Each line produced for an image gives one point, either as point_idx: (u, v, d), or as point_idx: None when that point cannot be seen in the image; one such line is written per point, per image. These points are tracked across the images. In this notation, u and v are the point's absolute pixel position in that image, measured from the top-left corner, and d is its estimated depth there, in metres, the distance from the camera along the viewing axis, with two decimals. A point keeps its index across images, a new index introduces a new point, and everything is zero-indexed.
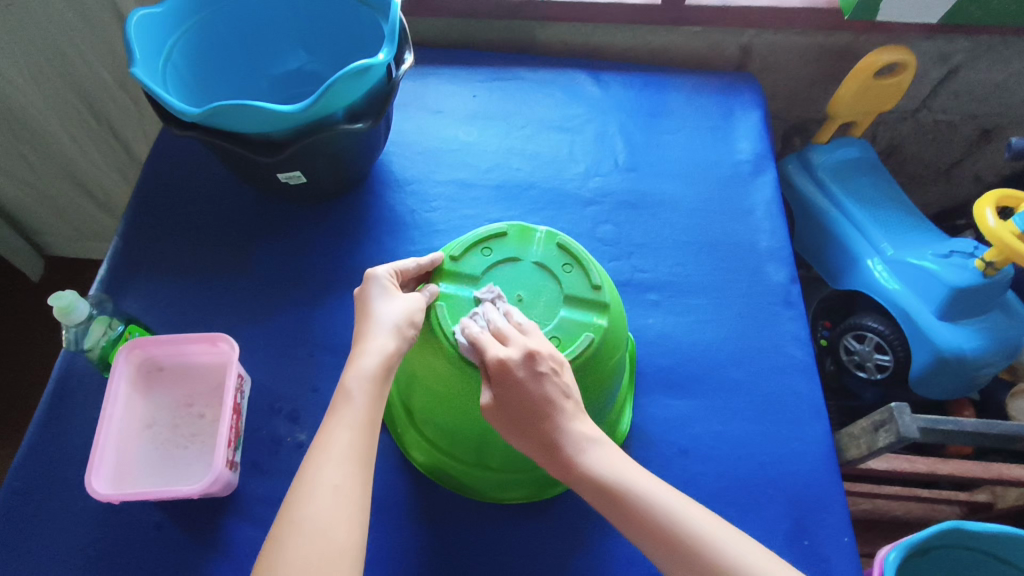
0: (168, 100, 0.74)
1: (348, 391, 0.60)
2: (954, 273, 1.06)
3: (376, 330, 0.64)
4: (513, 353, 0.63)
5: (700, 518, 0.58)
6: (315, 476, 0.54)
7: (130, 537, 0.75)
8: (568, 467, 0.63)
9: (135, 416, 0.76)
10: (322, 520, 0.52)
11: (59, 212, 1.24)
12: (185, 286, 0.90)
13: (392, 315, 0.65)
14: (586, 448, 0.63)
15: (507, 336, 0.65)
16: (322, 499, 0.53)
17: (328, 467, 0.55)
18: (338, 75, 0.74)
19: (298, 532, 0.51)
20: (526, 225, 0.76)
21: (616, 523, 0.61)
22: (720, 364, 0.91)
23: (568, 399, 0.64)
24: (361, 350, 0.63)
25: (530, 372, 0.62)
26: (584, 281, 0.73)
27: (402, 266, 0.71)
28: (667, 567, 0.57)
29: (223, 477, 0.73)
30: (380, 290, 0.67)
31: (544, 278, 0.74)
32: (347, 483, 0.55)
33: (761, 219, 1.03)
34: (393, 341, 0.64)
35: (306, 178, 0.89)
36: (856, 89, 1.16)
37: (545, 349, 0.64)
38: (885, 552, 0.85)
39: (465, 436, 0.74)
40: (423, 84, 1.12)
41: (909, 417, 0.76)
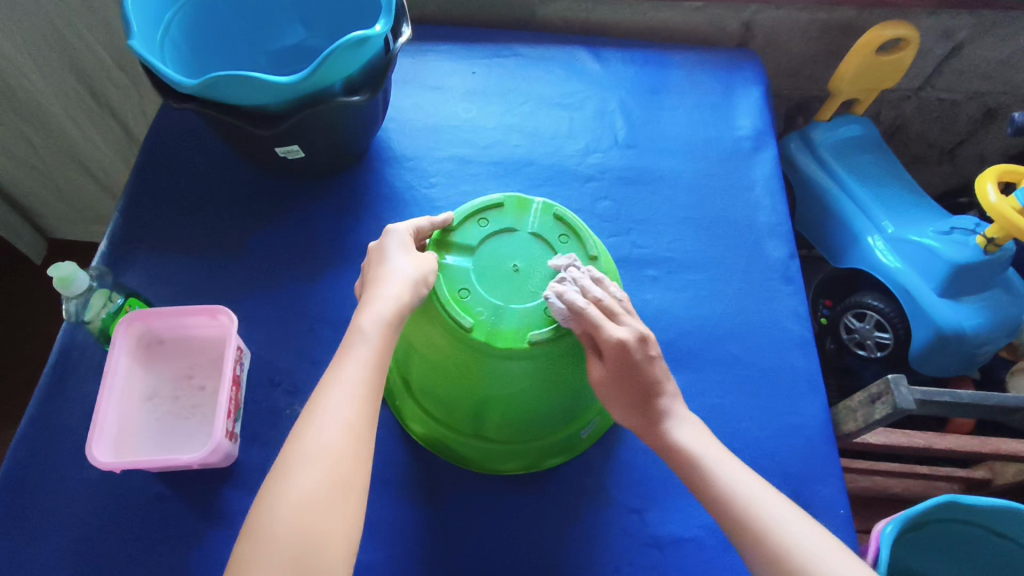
0: (164, 71, 0.74)
1: (364, 331, 0.61)
2: (955, 250, 1.05)
3: (392, 279, 0.64)
4: (628, 334, 0.66)
5: (776, 505, 0.59)
6: (328, 407, 0.55)
7: (133, 507, 0.76)
8: (660, 438, 0.66)
9: (137, 385, 0.77)
10: (333, 454, 0.53)
11: (62, 192, 1.25)
12: (184, 261, 0.90)
13: (408, 267, 0.66)
14: (682, 427, 0.66)
15: (611, 310, 0.68)
16: (332, 428, 0.54)
17: (341, 403, 0.56)
18: (336, 46, 0.74)
19: (309, 462, 0.52)
20: (522, 197, 0.76)
21: (698, 496, 0.63)
22: (719, 339, 0.91)
23: (670, 382, 0.68)
24: (375, 295, 0.63)
25: (645, 354, 0.67)
26: (581, 252, 0.74)
27: (417, 224, 0.72)
28: (742, 544, 0.59)
29: (223, 447, 0.74)
30: (398, 245, 0.68)
31: (541, 249, 0.74)
32: (359, 420, 0.56)
33: (761, 195, 1.02)
34: (409, 291, 0.64)
35: (304, 153, 0.89)
36: (858, 65, 1.15)
37: (649, 330, 0.69)
38: (882, 526, 0.85)
39: (462, 405, 0.75)
40: (422, 60, 1.11)
41: (906, 388, 0.76)
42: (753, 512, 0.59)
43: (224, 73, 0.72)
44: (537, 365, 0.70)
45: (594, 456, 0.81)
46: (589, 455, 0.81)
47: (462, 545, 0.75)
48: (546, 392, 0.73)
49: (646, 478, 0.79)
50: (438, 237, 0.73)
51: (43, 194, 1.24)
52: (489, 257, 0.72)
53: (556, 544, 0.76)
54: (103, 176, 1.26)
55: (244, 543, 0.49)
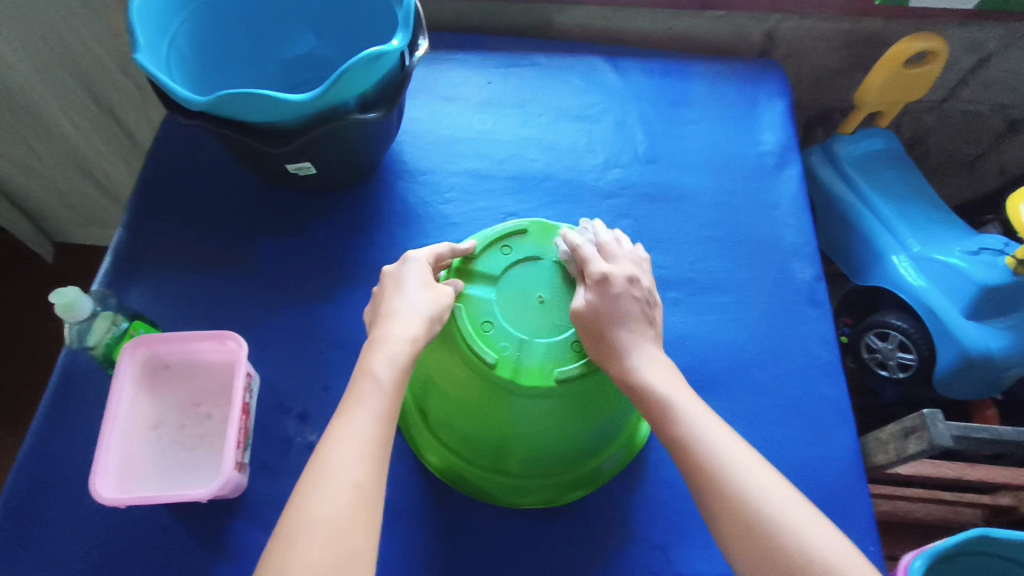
0: (173, 87, 0.71)
1: (377, 376, 0.57)
2: (982, 270, 1.02)
3: (406, 317, 0.62)
4: (614, 271, 0.66)
5: (740, 454, 0.57)
6: (330, 467, 0.51)
7: (137, 541, 0.73)
8: (625, 375, 0.62)
9: (142, 414, 0.74)
10: (340, 519, 0.49)
11: (63, 197, 1.21)
12: (190, 281, 0.87)
13: (424, 302, 0.63)
14: (648, 364, 0.62)
15: (609, 254, 0.69)
16: (337, 491, 0.50)
17: (348, 462, 0.52)
18: (352, 62, 0.70)
19: (312, 531, 0.48)
20: (547, 222, 0.73)
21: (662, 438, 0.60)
22: (743, 365, 0.88)
23: (650, 326, 0.65)
24: (388, 335, 0.60)
25: (628, 291, 0.65)
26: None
27: (436, 251, 0.69)
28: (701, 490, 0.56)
29: (232, 480, 0.71)
30: (416, 276, 0.65)
31: (567, 279, 0.71)
32: (368, 480, 0.52)
33: (786, 213, 0.99)
34: (422, 329, 0.61)
35: (316, 169, 0.86)
36: (885, 78, 1.12)
37: (645, 281, 0.67)
38: (909, 559, 0.83)
39: (482, 439, 0.72)
40: (436, 69, 1.08)
41: (943, 424, 0.73)
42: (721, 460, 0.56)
43: (235, 90, 0.69)
44: (563, 402, 0.67)
45: (616, 489, 0.78)
46: (611, 488, 0.78)
47: None
48: (571, 429, 0.70)
49: (670, 513, 0.76)
50: (458, 265, 0.71)
51: (47, 200, 1.21)
52: (512, 287, 0.69)
53: None
54: (106, 182, 1.23)
55: None
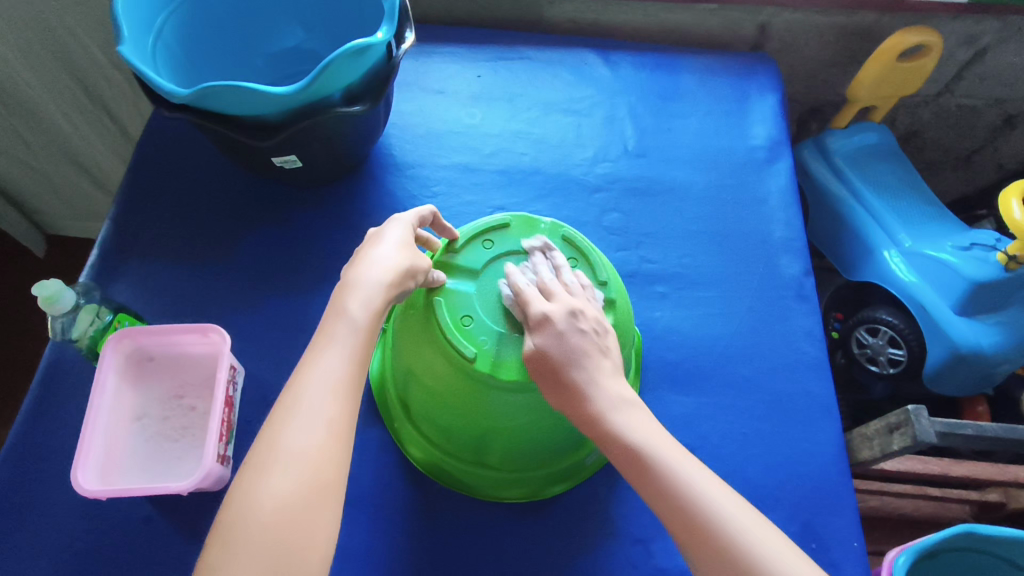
0: (155, 80, 0.70)
1: (351, 318, 0.57)
2: (973, 266, 1.02)
3: (383, 263, 0.61)
4: (554, 309, 0.62)
5: (723, 497, 0.54)
6: (303, 403, 0.52)
7: (121, 533, 0.73)
8: (593, 423, 0.59)
9: (126, 406, 0.74)
10: (311, 453, 0.50)
11: (55, 188, 1.21)
12: (176, 275, 0.87)
13: (402, 255, 0.63)
14: (616, 410, 0.59)
15: (551, 292, 0.65)
16: (310, 425, 0.51)
17: (321, 398, 0.52)
18: (335, 55, 0.70)
19: (284, 461, 0.49)
20: (529, 216, 0.74)
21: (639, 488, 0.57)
22: (729, 360, 0.88)
23: (606, 357, 0.62)
24: (362, 277, 0.59)
25: (573, 327, 0.61)
26: (590, 277, 0.70)
27: (419, 214, 0.69)
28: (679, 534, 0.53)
29: (214, 473, 0.71)
30: (397, 231, 0.65)
31: None
32: (340, 418, 0.52)
33: (775, 208, 0.99)
34: (396, 277, 0.61)
35: (301, 162, 0.86)
36: (878, 72, 1.11)
37: (590, 310, 0.64)
38: (894, 554, 0.83)
39: (463, 432, 0.72)
40: (425, 62, 1.07)
41: (927, 420, 0.73)
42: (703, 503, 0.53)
43: (217, 83, 0.69)
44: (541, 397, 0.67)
45: (599, 483, 0.78)
46: (594, 483, 0.78)
47: None
48: (551, 423, 0.70)
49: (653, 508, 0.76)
50: (440, 255, 0.71)
51: (36, 191, 1.20)
52: (494, 280, 0.70)
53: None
54: (99, 175, 1.23)
55: (213, 551, 0.46)
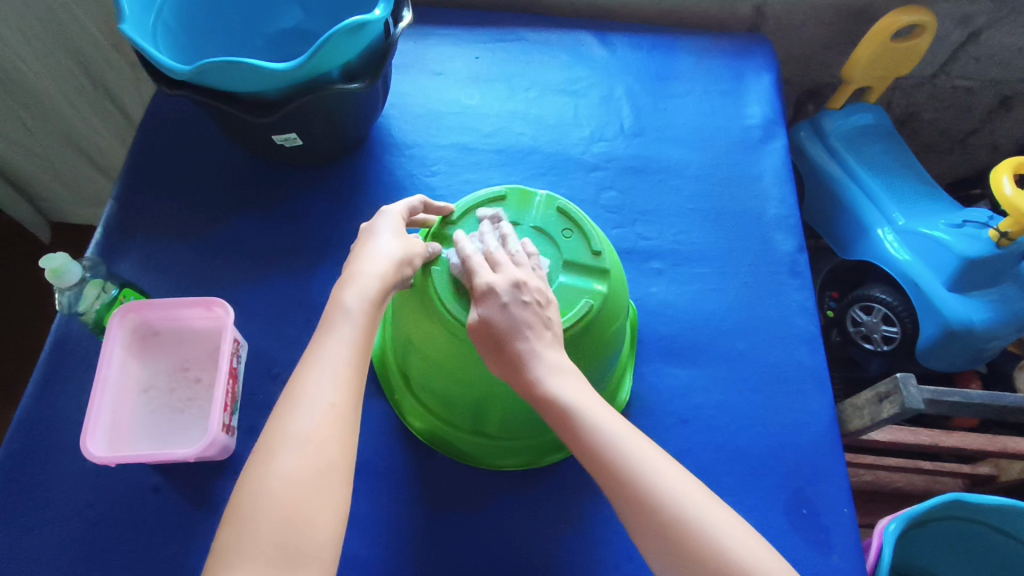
0: (157, 57, 0.72)
1: (348, 309, 0.58)
2: (967, 244, 1.03)
3: (377, 256, 0.63)
4: (499, 280, 0.63)
5: (653, 458, 0.56)
6: (307, 390, 0.53)
7: (129, 500, 0.75)
8: (534, 392, 0.60)
9: (132, 378, 0.76)
10: (315, 436, 0.51)
11: (60, 175, 1.22)
12: (179, 251, 0.88)
13: (395, 246, 0.65)
14: (557, 376, 0.60)
15: (497, 262, 0.66)
16: (313, 411, 0.52)
17: (325, 385, 0.54)
18: (333, 32, 0.71)
19: (289, 445, 0.50)
20: (525, 190, 0.75)
21: (571, 447, 0.58)
22: (724, 333, 0.89)
23: (547, 329, 0.63)
24: (358, 272, 0.61)
25: (516, 299, 0.62)
26: (584, 247, 0.71)
27: (410, 204, 0.71)
28: (606, 484, 0.56)
29: (219, 441, 0.73)
30: (388, 224, 0.67)
31: (543, 243, 0.72)
32: (344, 402, 0.54)
33: (769, 185, 1.00)
34: (393, 269, 0.63)
35: (301, 140, 0.87)
36: (872, 53, 1.12)
37: (533, 282, 0.64)
38: (885, 523, 0.84)
39: (463, 401, 0.73)
40: (424, 44, 1.08)
41: (915, 388, 0.74)
42: (632, 460, 0.55)
43: (218, 59, 0.70)
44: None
45: None
46: None
47: (459, 542, 0.74)
48: None
49: None
50: (437, 229, 0.73)
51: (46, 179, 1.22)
52: None
53: (556, 540, 0.75)
54: (102, 159, 1.24)
55: (227, 531, 0.48)
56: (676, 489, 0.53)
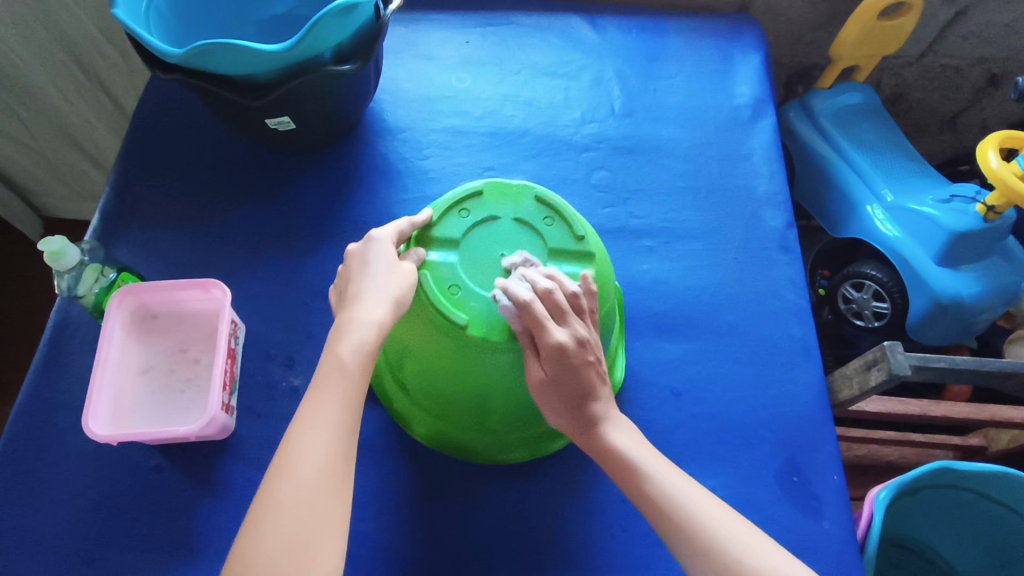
0: (150, 40, 0.73)
1: (343, 363, 0.58)
2: (955, 218, 1.05)
3: (371, 299, 0.61)
4: (569, 338, 0.63)
5: (697, 498, 0.60)
6: (314, 418, 0.55)
7: (131, 479, 0.76)
8: (594, 443, 0.66)
9: (132, 360, 0.77)
10: (320, 464, 0.53)
11: (54, 168, 1.23)
12: (176, 236, 0.89)
13: (389, 284, 0.63)
14: (615, 430, 0.66)
15: (560, 309, 0.64)
16: (317, 438, 0.54)
17: (330, 414, 0.56)
18: (323, 12, 0.72)
19: (297, 473, 0.52)
20: (500, 182, 0.74)
21: (626, 491, 0.64)
22: (715, 308, 0.90)
23: (605, 386, 0.68)
24: (352, 319, 0.60)
25: (586, 359, 0.65)
26: (567, 233, 0.71)
27: (398, 227, 0.68)
28: (657, 522, 0.60)
29: (219, 420, 0.74)
30: (379, 257, 0.64)
31: (525, 235, 0.71)
32: (334, 460, 0.54)
33: (758, 163, 1.01)
34: (388, 315, 0.61)
35: (294, 124, 0.88)
36: (859, 31, 1.13)
37: (593, 339, 0.66)
38: (877, 492, 0.83)
39: (462, 402, 0.73)
40: (415, 29, 1.09)
41: (902, 354, 0.76)
42: (677, 499, 0.60)
43: (212, 40, 0.71)
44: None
45: None
46: None
47: (456, 515, 0.75)
48: None
49: None
50: (418, 236, 0.71)
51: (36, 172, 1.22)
52: (474, 247, 0.70)
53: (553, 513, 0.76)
54: (95, 151, 1.25)
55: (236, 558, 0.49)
56: (721, 522, 0.59)
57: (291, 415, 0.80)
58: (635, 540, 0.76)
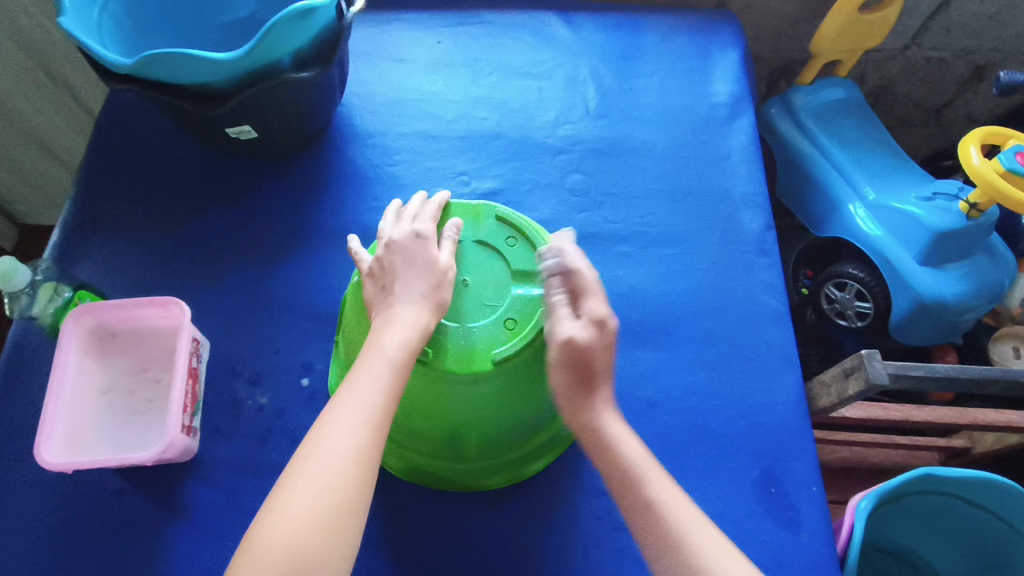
0: (97, 50, 0.70)
1: (386, 354, 0.59)
2: (938, 216, 1.03)
3: (413, 297, 0.63)
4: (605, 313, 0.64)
5: (692, 522, 0.57)
6: (335, 425, 0.55)
7: (91, 504, 0.74)
8: (599, 440, 0.62)
9: (90, 382, 0.74)
10: (335, 475, 0.53)
11: (25, 173, 1.19)
12: (138, 250, 0.87)
13: (431, 278, 0.64)
14: (620, 428, 0.63)
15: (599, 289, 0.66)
16: (336, 448, 0.54)
17: (353, 426, 0.55)
18: (276, 18, 0.69)
19: (311, 480, 0.52)
20: (459, 205, 0.72)
21: (620, 498, 0.60)
22: (692, 315, 0.88)
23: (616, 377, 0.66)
24: (395, 318, 0.62)
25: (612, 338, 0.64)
26: (531, 253, 0.69)
27: (430, 218, 0.70)
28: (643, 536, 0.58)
29: (179, 443, 0.72)
30: (421, 250, 0.66)
31: (489, 257, 0.69)
32: (366, 452, 0.55)
33: (737, 164, 0.99)
34: (431, 316, 0.63)
35: (256, 133, 0.85)
36: (839, 25, 1.10)
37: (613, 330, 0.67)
38: (857, 500, 0.82)
39: (433, 434, 0.69)
40: (384, 30, 1.06)
41: (880, 363, 0.74)
42: (673, 518, 0.57)
43: (161, 50, 0.68)
44: (502, 382, 0.66)
45: (569, 456, 0.78)
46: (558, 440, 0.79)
47: (425, 536, 0.73)
48: (517, 410, 0.68)
49: None
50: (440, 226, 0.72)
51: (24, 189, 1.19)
52: None
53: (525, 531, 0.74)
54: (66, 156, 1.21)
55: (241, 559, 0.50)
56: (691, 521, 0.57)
57: (256, 434, 0.78)
58: (609, 558, 0.73)
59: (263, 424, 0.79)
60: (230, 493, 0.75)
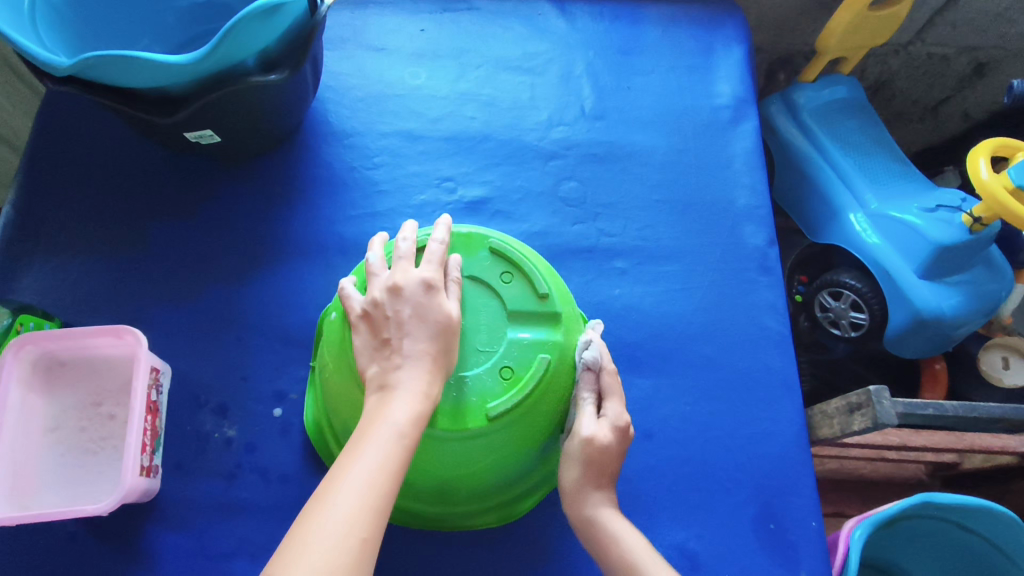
0: (32, 49, 0.61)
1: (395, 423, 0.52)
2: (940, 230, 0.99)
3: (419, 364, 0.55)
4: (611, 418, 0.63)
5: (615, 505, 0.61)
6: (332, 503, 0.47)
7: (41, 551, 0.68)
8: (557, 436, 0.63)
9: (35, 419, 0.68)
10: (333, 567, 0.44)
11: None
12: (88, 266, 0.78)
13: (437, 339, 0.56)
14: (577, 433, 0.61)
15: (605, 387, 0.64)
16: (334, 532, 0.45)
17: (352, 505, 0.47)
18: (238, 17, 0.60)
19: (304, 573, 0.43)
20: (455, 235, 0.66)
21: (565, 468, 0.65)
22: (690, 338, 0.84)
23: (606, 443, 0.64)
24: (400, 387, 0.54)
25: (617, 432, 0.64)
26: (529, 292, 0.63)
27: (433, 258, 0.61)
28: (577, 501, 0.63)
29: (138, 487, 0.66)
30: (427, 304, 0.57)
31: (481, 294, 0.63)
32: (370, 539, 0.47)
33: (739, 172, 0.94)
34: (438, 383, 0.56)
35: (219, 137, 0.77)
36: (848, 21, 1.04)
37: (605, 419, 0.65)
38: (850, 526, 0.78)
39: (418, 480, 0.64)
40: (362, 15, 0.97)
41: (888, 401, 0.71)
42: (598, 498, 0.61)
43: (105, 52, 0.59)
44: (499, 436, 0.60)
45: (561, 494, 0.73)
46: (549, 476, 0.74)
47: None
48: (511, 459, 0.63)
49: None
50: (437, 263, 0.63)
51: None
52: None
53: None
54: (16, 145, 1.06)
55: None
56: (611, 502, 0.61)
57: (226, 470, 0.72)
58: None
59: (233, 460, 0.73)
60: (196, 536, 0.69)
